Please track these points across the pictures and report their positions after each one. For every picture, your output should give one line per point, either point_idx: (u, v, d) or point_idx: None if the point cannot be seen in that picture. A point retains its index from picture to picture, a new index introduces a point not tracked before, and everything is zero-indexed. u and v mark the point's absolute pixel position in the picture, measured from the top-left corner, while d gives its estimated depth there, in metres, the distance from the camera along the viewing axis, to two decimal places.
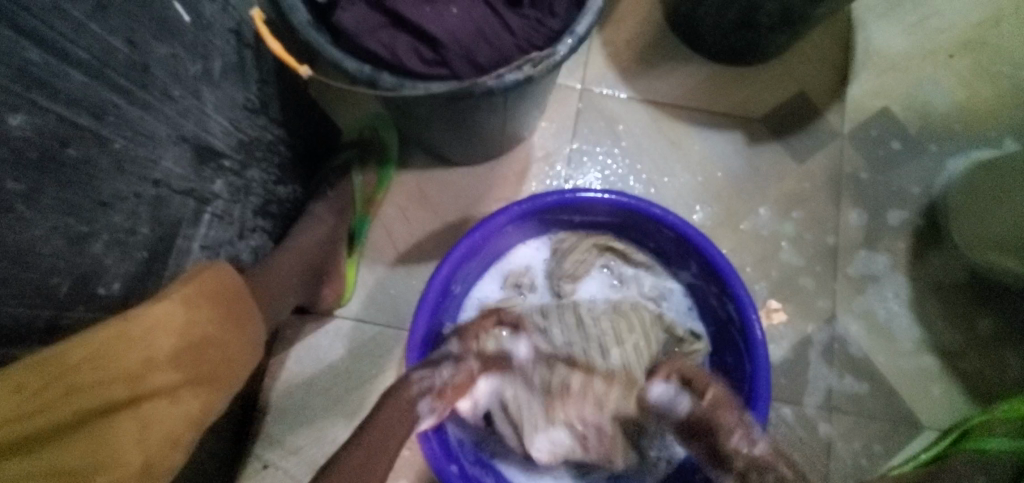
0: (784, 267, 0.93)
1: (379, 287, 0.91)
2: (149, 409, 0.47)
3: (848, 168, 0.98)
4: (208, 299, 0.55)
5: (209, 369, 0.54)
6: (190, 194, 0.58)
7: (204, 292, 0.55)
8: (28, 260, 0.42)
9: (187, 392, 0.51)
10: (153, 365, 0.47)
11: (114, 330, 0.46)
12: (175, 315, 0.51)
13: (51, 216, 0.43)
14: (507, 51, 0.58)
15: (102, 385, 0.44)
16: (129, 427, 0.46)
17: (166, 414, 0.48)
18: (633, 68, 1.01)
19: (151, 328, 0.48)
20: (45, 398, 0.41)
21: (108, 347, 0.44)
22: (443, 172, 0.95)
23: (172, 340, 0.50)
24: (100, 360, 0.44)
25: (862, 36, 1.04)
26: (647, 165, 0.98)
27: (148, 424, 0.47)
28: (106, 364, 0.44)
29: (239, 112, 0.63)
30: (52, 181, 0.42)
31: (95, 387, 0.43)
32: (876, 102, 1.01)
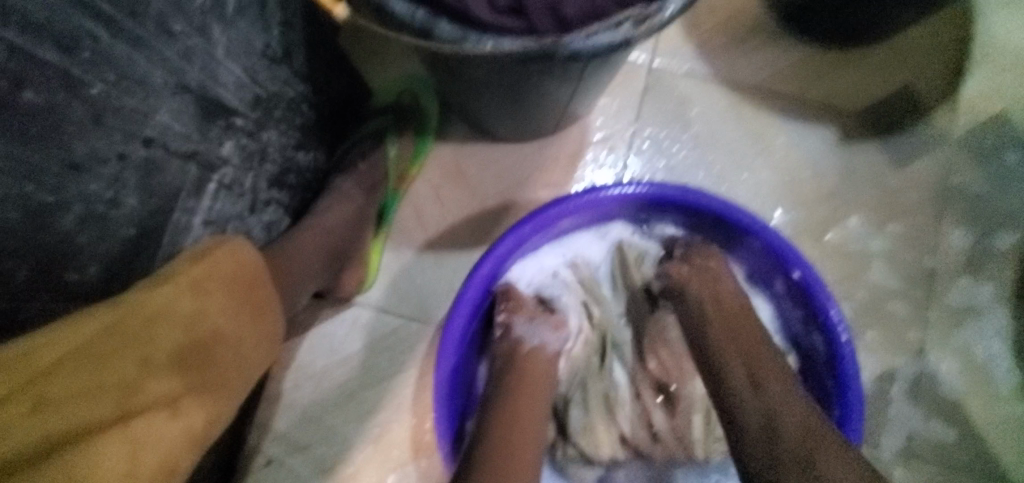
0: (871, 289, 0.81)
1: (405, 274, 0.80)
2: (140, 428, 0.35)
3: (954, 179, 0.84)
4: (220, 284, 0.44)
5: (218, 374, 0.42)
6: (191, 158, 0.47)
7: (215, 277, 0.44)
8: None
9: (191, 403, 0.39)
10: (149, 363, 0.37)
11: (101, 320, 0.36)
12: (179, 301, 0.40)
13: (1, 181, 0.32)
14: (598, 4, 0.46)
15: (76, 395, 0.33)
16: (117, 449, 0.34)
17: (165, 431, 0.37)
18: (713, 43, 0.87)
19: (149, 317, 0.38)
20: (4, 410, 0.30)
21: (88, 345, 0.35)
22: (486, 148, 0.83)
23: (174, 333, 0.39)
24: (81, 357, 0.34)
25: (982, 25, 0.88)
26: (720, 158, 0.85)
27: (142, 444, 0.35)
28: (79, 368, 0.34)
29: (257, 60, 0.52)
30: (3, 134, 0.31)
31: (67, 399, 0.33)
32: (992, 104, 0.86)
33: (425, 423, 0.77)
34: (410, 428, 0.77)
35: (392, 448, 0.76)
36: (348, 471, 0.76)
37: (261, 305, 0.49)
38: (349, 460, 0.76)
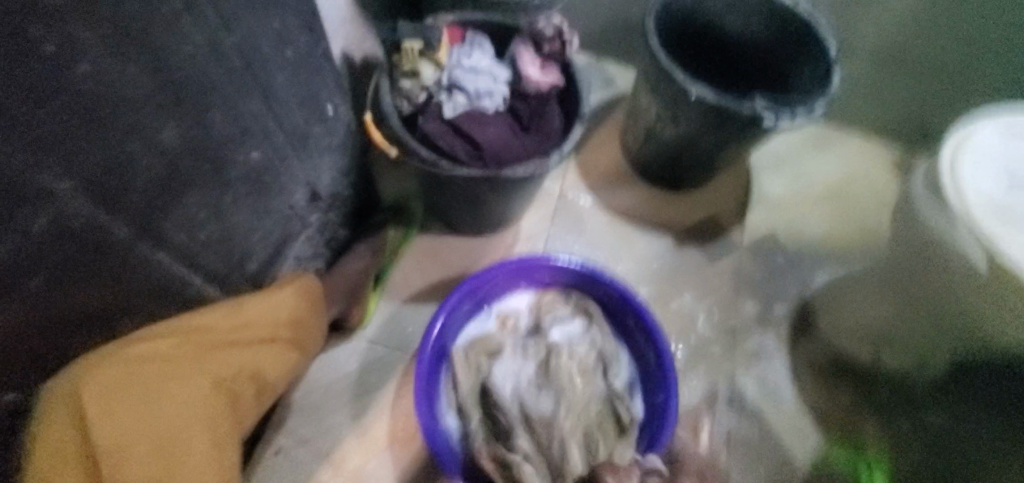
0: (700, 337, 1.25)
1: (391, 318, 1.17)
2: (263, 349, 0.77)
3: (747, 270, 1.34)
4: (304, 297, 0.84)
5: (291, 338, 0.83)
6: (300, 219, 0.87)
7: (300, 296, 0.83)
8: (228, 234, 0.69)
9: (271, 358, 0.78)
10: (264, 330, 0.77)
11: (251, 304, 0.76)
12: (284, 303, 0.80)
13: (246, 212, 0.70)
14: (519, 156, 0.93)
15: (235, 331, 0.73)
16: (245, 364, 0.74)
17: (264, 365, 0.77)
18: (597, 183, 1.39)
19: (270, 307, 0.78)
20: (211, 330, 0.70)
21: (244, 313, 0.75)
22: (451, 238, 1.26)
23: (278, 318, 0.79)
24: (240, 316, 0.74)
25: (757, 180, 1.45)
26: (602, 252, 1.32)
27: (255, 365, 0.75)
28: (249, 312, 0.76)
29: (335, 172, 0.94)
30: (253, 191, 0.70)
31: (242, 324, 0.74)
32: (766, 227, 1.40)
33: (399, 422, 1.08)
34: (388, 426, 1.08)
35: (373, 442, 1.06)
36: (338, 459, 1.05)
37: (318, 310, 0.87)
38: (340, 450, 1.05)
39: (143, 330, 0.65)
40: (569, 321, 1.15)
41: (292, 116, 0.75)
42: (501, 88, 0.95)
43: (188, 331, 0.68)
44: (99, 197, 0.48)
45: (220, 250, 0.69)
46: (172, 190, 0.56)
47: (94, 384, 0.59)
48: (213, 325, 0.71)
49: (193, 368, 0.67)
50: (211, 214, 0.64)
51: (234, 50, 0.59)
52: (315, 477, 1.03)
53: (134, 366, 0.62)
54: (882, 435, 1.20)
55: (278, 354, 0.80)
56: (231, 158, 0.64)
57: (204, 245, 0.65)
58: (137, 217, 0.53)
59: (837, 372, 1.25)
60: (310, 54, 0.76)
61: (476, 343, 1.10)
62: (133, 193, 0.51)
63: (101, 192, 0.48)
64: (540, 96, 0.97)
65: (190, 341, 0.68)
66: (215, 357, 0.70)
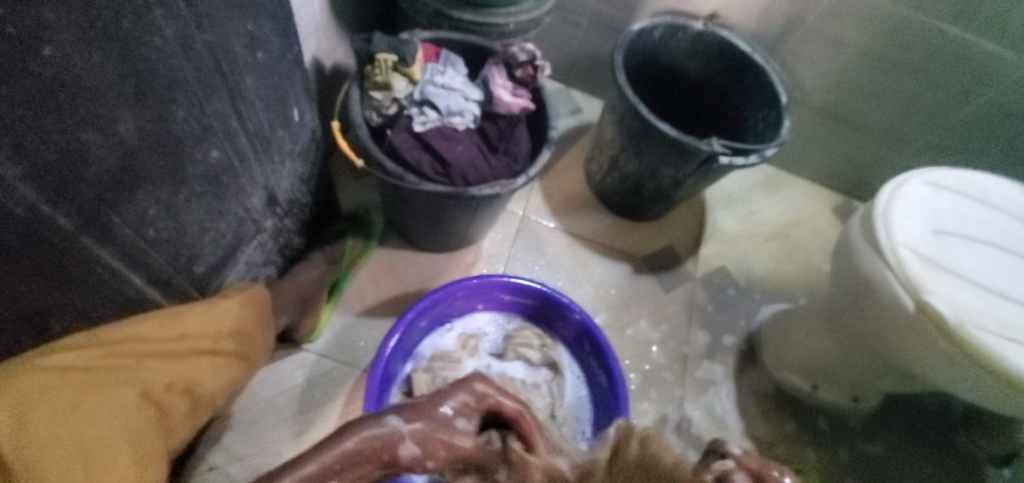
0: (652, 363, 1.28)
1: (344, 331, 1.14)
2: (204, 362, 0.69)
3: (698, 301, 1.38)
4: (247, 307, 0.78)
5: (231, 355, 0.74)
6: (255, 223, 0.85)
7: (243, 305, 0.78)
8: (178, 235, 0.66)
9: (211, 368, 0.69)
10: (224, 337, 0.73)
11: (159, 314, 0.66)
12: (222, 311, 0.73)
13: (198, 212, 0.68)
14: (485, 176, 0.94)
15: (143, 339, 0.63)
16: (155, 375, 0.62)
17: (181, 374, 0.65)
18: (559, 208, 1.42)
19: (187, 316, 0.68)
20: (112, 341, 0.60)
21: (146, 323, 0.64)
22: (410, 253, 1.26)
23: (224, 326, 0.73)
24: (148, 327, 0.63)
25: (711, 216, 1.52)
26: (561, 276, 1.34)
27: (167, 377, 0.63)
28: (187, 322, 0.68)
29: (296, 178, 0.93)
30: (208, 191, 0.68)
31: (193, 334, 0.68)
32: (717, 260, 1.46)
33: None
34: None
35: None
36: None
37: (257, 320, 0.80)
38: (278, 468, 1.00)
39: (100, 331, 0.59)
40: (530, 351, 1.14)
41: (257, 118, 0.73)
42: (472, 108, 0.97)
43: (150, 336, 0.63)
44: (43, 185, 0.45)
45: (168, 249, 0.65)
46: (126, 186, 0.54)
47: (34, 386, 0.52)
48: (169, 333, 0.65)
49: (148, 373, 0.61)
50: (163, 210, 0.61)
51: (206, 47, 0.58)
52: None
53: (82, 372, 0.56)
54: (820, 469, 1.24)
55: (215, 369, 0.71)
56: (190, 155, 0.62)
57: (155, 241, 0.62)
58: (84, 210, 0.51)
59: (780, 399, 1.30)
60: (282, 58, 0.75)
61: (432, 361, 1.10)
62: (81, 185, 0.49)
63: (45, 180, 0.45)
64: (509, 119, 1.00)
65: (148, 347, 0.63)
66: (163, 365, 0.63)
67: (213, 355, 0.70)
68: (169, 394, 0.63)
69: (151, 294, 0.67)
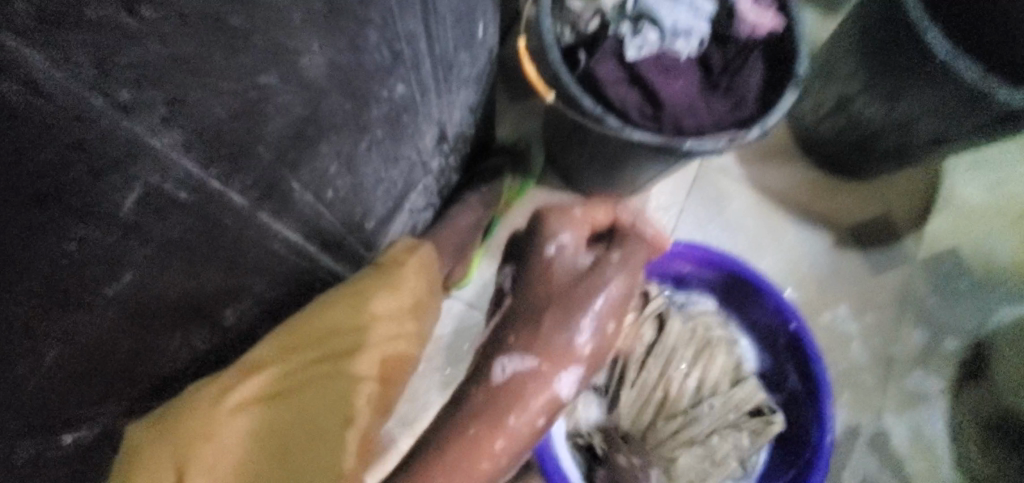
0: (850, 361, 1.06)
1: (493, 281, 1.02)
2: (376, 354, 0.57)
3: (917, 290, 1.10)
4: (423, 271, 0.64)
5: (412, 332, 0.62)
6: (423, 167, 0.70)
7: (419, 267, 0.64)
8: (352, 193, 0.53)
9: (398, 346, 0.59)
10: (405, 311, 0.60)
11: (335, 302, 0.56)
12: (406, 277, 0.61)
13: (373, 164, 0.54)
14: (705, 125, 0.71)
15: (321, 337, 0.55)
16: (339, 381, 0.54)
17: (377, 364, 0.56)
18: (750, 154, 1.14)
19: (366, 301, 0.57)
20: (291, 346, 0.54)
21: (323, 321, 0.55)
22: (568, 197, 1.07)
23: (407, 299, 0.61)
24: (325, 324, 0.55)
25: (949, 180, 1.16)
26: (744, 241, 1.11)
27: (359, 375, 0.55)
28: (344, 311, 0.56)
29: (467, 110, 0.75)
30: (385, 138, 0.53)
31: (361, 325, 0.56)
32: (950, 240, 1.13)
33: None
34: None
35: None
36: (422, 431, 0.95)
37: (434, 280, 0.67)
38: (423, 421, 0.95)
39: (264, 356, 0.53)
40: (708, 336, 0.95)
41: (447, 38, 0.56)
42: (700, 26, 0.71)
43: (311, 348, 0.54)
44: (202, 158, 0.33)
45: (341, 209, 0.53)
46: (307, 141, 0.41)
47: (214, 440, 0.50)
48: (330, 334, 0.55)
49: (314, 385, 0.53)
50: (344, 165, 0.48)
51: None
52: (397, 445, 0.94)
53: (253, 412, 0.52)
54: None
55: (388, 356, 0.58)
56: (372, 95, 0.47)
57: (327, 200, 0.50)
58: (261, 180, 0.39)
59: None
60: None
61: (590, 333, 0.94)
62: (253, 154, 0.37)
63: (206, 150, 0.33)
64: (744, 44, 0.73)
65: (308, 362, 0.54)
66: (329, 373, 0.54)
67: (392, 341, 0.58)
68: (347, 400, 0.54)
69: (323, 259, 0.57)
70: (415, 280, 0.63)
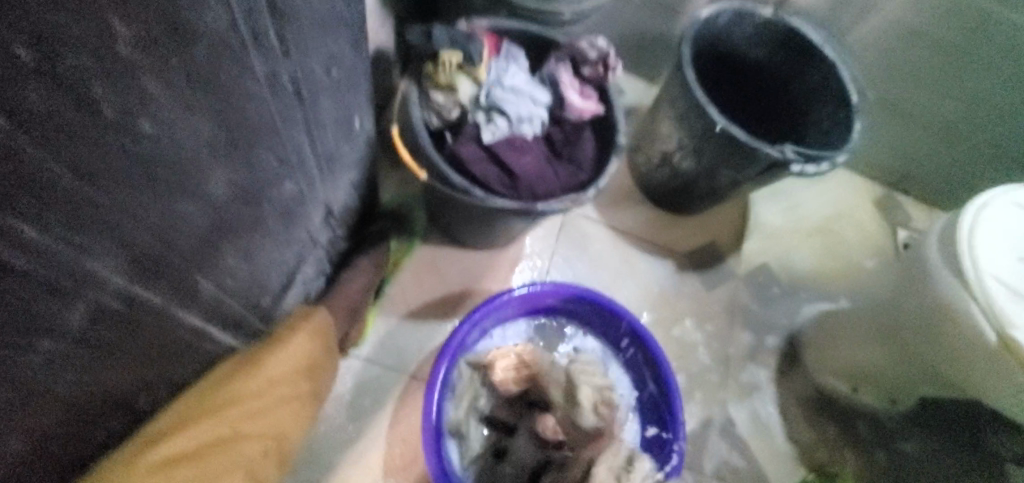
0: (698, 365, 1.28)
1: (389, 336, 1.10)
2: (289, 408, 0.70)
3: (742, 300, 1.36)
4: (318, 338, 0.75)
5: (307, 389, 0.74)
6: (314, 243, 0.79)
7: (318, 335, 0.75)
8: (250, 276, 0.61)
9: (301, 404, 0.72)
10: (296, 376, 0.71)
11: (237, 373, 0.64)
12: (302, 346, 0.72)
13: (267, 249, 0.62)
14: (553, 189, 0.87)
15: (222, 405, 0.62)
16: (247, 440, 0.65)
17: (285, 419, 0.70)
18: (603, 201, 1.36)
19: (267, 370, 0.66)
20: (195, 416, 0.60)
21: (225, 390, 0.63)
22: (452, 251, 1.20)
23: (301, 364, 0.71)
24: (230, 394, 0.63)
25: (755, 209, 1.46)
26: (606, 274, 1.30)
27: (269, 429, 0.67)
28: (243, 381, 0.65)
29: (352, 188, 0.86)
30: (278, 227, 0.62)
31: (262, 387, 0.66)
32: (761, 257, 1.41)
33: (396, 448, 1.03)
34: (382, 454, 1.03)
35: (368, 469, 1.01)
36: None
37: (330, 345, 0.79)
38: (332, 478, 1.00)
39: (166, 427, 0.58)
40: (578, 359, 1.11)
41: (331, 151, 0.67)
42: (538, 113, 0.89)
43: (213, 416, 0.61)
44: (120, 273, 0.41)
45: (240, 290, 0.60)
46: (211, 243, 0.49)
47: None
48: (239, 401, 0.64)
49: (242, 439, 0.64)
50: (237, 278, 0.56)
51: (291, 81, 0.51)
52: None
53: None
54: (858, 469, 1.26)
55: (298, 412, 0.73)
56: (267, 195, 0.56)
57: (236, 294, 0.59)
58: (173, 279, 0.47)
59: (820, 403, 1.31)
60: (351, 71, 0.67)
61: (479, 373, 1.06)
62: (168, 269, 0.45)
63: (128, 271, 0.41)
64: (575, 124, 0.92)
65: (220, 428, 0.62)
66: (253, 427, 0.65)
67: (289, 401, 0.70)
68: (270, 443, 0.68)
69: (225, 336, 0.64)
70: (309, 348, 0.74)
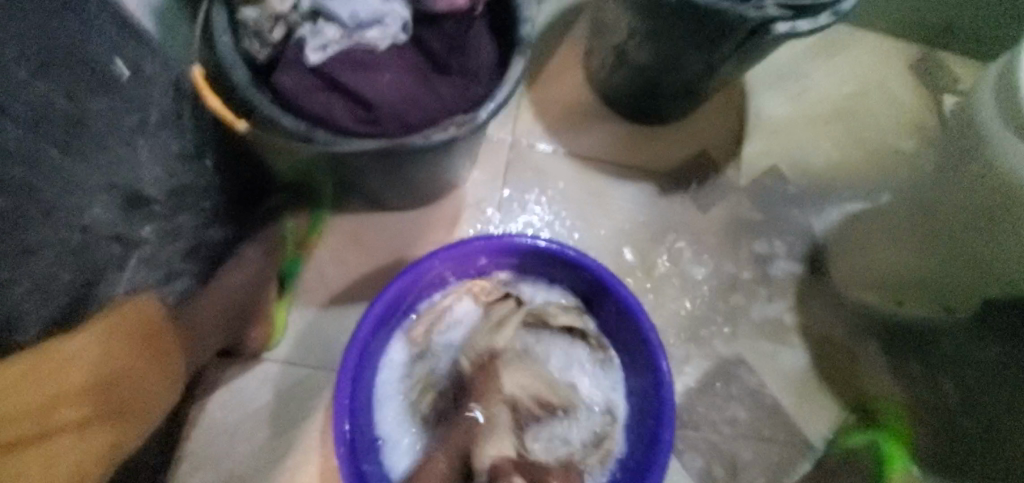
0: (693, 303, 1.04)
1: (310, 329, 0.92)
2: (61, 445, 0.49)
3: (745, 214, 1.10)
4: (135, 325, 0.58)
5: (111, 409, 0.53)
6: (116, 240, 0.60)
7: (127, 326, 0.57)
8: None
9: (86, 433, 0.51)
10: (61, 398, 0.49)
11: (30, 362, 0.48)
12: (87, 347, 0.53)
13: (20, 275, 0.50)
14: (434, 114, 0.65)
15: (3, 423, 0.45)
16: None
17: (73, 449, 0.49)
18: (558, 125, 1.11)
19: (69, 361, 0.51)
20: None
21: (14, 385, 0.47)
22: (376, 216, 0.99)
23: (84, 373, 0.51)
24: (13, 391, 0.46)
25: (754, 102, 1.17)
26: (570, 212, 1.07)
27: (54, 459, 0.48)
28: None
29: (172, 160, 0.66)
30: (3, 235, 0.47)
31: (42, 402, 0.48)
32: (766, 160, 1.14)
33: (331, 460, 0.86)
34: (317, 465, 0.86)
35: None
36: None
37: (162, 346, 0.62)
38: None
39: None
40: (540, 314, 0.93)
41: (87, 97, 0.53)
42: (396, 10, 0.65)
43: None
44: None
45: None
46: None
47: None
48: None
49: (45, 465, 0.47)
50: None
51: None
52: None
53: None
54: (914, 395, 1.02)
55: (106, 434, 0.53)
56: None
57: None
58: None
59: (870, 328, 1.05)
60: None
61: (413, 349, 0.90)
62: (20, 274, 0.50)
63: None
64: (456, 18, 0.68)
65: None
66: (67, 455, 0.49)
67: (76, 450, 0.50)
68: None
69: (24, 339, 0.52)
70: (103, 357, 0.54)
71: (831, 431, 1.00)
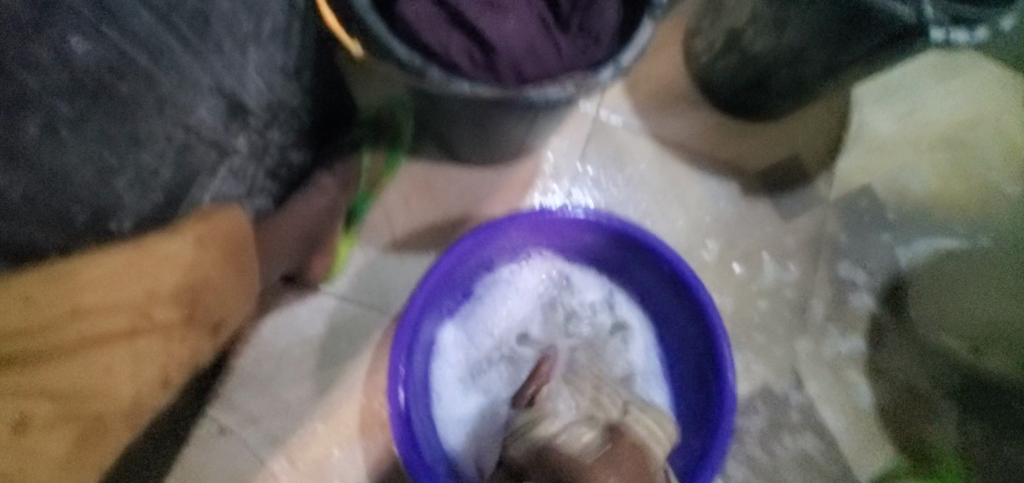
0: (757, 313, 1.00)
1: (369, 269, 0.91)
2: (144, 346, 0.48)
3: (828, 232, 1.04)
4: (223, 237, 0.57)
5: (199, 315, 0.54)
6: (214, 147, 0.59)
7: (216, 234, 0.56)
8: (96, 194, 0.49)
9: (170, 337, 0.50)
10: (155, 297, 0.49)
11: (128, 255, 0.48)
12: (184, 250, 0.52)
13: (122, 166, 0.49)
14: (552, 69, 0.61)
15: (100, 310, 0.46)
16: (92, 368, 0.46)
17: (161, 350, 0.50)
18: (648, 104, 1.05)
19: (161, 260, 0.50)
20: (54, 313, 0.44)
21: (122, 269, 0.48)
22: (450, 168, 0.96)
23: (177, 274, 0.51)
24: (114, 278, 0.47)
25: (859, 117, 1.09)
26: (645, 197, 1.02)
27: (141, 357, 0.48)
28: (54, 309, 0.44)
29: (276, 76, 0.63)
30: (111, 120, 0.46)
31: (140, 299, 0.48)
32: (861, 178, 1.06)
33: (373, 402, 0.86)
34: (359, 406, 0.86)
35: (342, 423, 0.85)
36: (295, 442, 0.84)
37: (243, 260, 0.60)
38: (299, 431, 0.85)
39: (85, 261, 0.46)
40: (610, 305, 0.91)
41: None
42: None
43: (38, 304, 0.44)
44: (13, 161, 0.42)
45: (79, 193, 0.47)
46: None
47: None
48: (111, 272, 0.47)
49: (132, 362, 0.48)
50: (83, 144, 0.45)
51: None
52: (266, 463, 0.83)
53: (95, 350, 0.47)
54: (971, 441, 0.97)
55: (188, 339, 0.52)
56: None
57: (78, 178, 0.47)
58: None
59: (943, 370, 0.99)
60: None
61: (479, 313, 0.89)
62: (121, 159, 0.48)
63: (27, 161, 0.43)
64: None
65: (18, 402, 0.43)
66: (150, 359, 0.49)
67: (155, 355, 0.49)
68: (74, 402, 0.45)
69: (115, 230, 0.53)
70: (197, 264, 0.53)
71: (877, 469, 0.96)
